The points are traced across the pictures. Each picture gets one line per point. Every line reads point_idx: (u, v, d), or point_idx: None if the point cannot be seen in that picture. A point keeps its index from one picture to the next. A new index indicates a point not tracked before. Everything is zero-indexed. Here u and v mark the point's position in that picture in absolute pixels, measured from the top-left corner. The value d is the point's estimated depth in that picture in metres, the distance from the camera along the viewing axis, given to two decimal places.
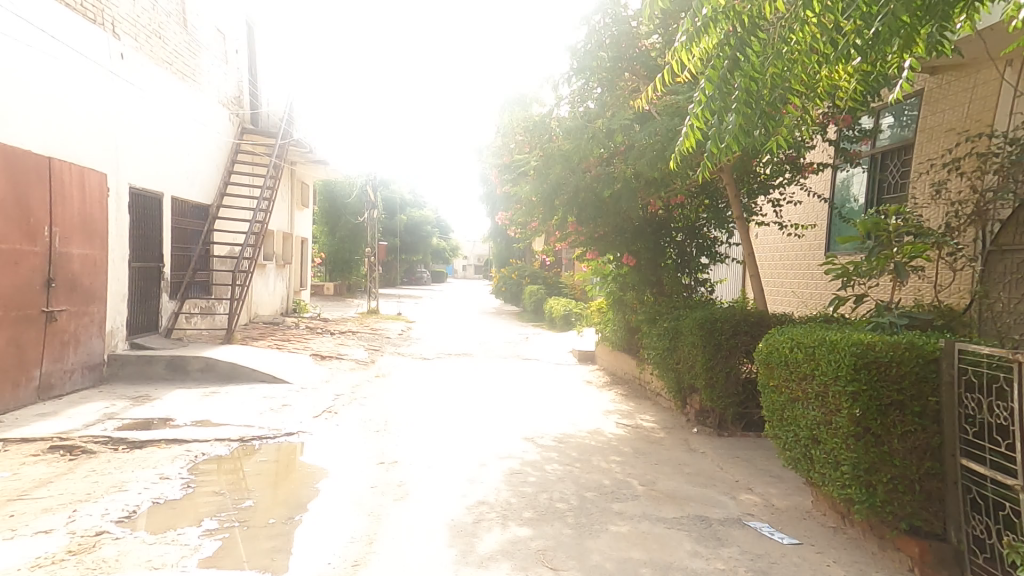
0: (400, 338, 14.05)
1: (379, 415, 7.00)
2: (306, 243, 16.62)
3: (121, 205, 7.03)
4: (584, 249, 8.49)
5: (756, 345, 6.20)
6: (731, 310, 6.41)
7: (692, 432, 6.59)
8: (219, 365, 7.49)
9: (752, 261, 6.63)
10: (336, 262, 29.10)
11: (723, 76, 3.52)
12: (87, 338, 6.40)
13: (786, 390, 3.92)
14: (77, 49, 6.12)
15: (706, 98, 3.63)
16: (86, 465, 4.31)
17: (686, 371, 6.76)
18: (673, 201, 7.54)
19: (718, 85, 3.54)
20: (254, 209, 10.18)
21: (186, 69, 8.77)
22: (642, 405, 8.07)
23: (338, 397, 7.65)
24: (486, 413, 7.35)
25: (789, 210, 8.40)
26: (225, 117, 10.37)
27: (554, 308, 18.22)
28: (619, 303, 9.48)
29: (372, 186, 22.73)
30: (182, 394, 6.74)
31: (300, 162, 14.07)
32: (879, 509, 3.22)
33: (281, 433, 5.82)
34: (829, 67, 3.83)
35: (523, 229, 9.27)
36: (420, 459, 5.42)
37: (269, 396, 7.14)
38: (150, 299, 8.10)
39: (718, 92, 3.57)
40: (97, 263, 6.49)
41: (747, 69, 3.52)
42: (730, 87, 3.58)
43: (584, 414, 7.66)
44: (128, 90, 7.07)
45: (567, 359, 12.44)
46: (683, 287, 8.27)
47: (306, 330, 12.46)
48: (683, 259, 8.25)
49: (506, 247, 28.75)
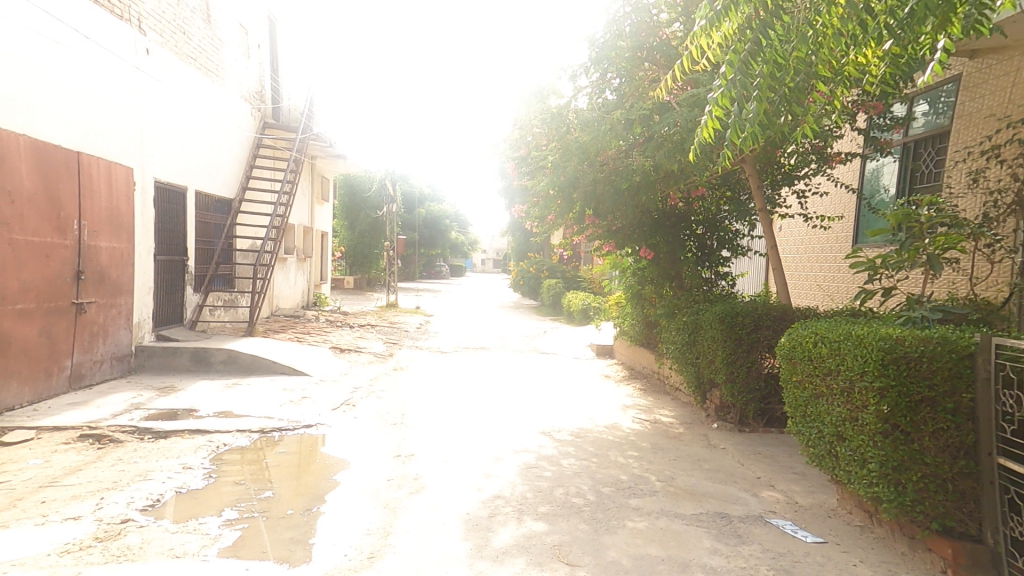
0: (418, 332, 14.14)
1: (397, 408, 7.05)
2: (326, 237, 16.82)
3: (146, 199, 7.19)
4: (602, 242, 8.40)
5: (778, 339, 6.06)
6: (753, 305, 6.28)
7: (711, 427, 6.49)
8: (241, 357, 7.64)
9: (775, 254, 6.46)
10: (355, 256, 29.38)
11: (744, 60, 3.40)
12: (115, 329, 6.57)
13: (809, 385, 3.82)
14: (105, 46, 6.25)
15: (726, 84, 3.51)
16: (114, 454, 4.43)
17: (706, 365, 6.66)
18: (694, 192, 7.39)
19: (739, 68, 3.42)
20: (274, 204, 10.31)
21: (210, 64, 8.91)
22: (660, 399, 7.98)
23: (356, 390, 7.73)
24: (503, 407, 7.34)
25: (815, 201, 8.18)
26: (248, 112, 10.53)
27: (572, 302, 18.13)
28: (638, 297, 9.36)
29: (391, 180, 22.88)
30: (205, 385, 6.89)
31: (320, 157, 14.24)
32: (909, 509, 3.10)
33: (301, 425, 5.90)
34: (859, 51, 3.70)
35: (540, 222, 9.23)
36: (437, 452, 5.43)
37: (289, 388, 7.25)
38: (175, 292, 8.29)
39: (740, 75, 3.43)
40: (123, 256, 6.64)
41: (770, 53, 3.39)
42: (752, 72, 3.44)
43: (601, 408, 7.60)
44: (153, 86, 7.21)
45: (585, 353, 12.36)
46: (704, 280, 8.11)
47: (326, 324, 12.62)
48: (704, 253, 8.10)
49: (524, 241, 28.69)
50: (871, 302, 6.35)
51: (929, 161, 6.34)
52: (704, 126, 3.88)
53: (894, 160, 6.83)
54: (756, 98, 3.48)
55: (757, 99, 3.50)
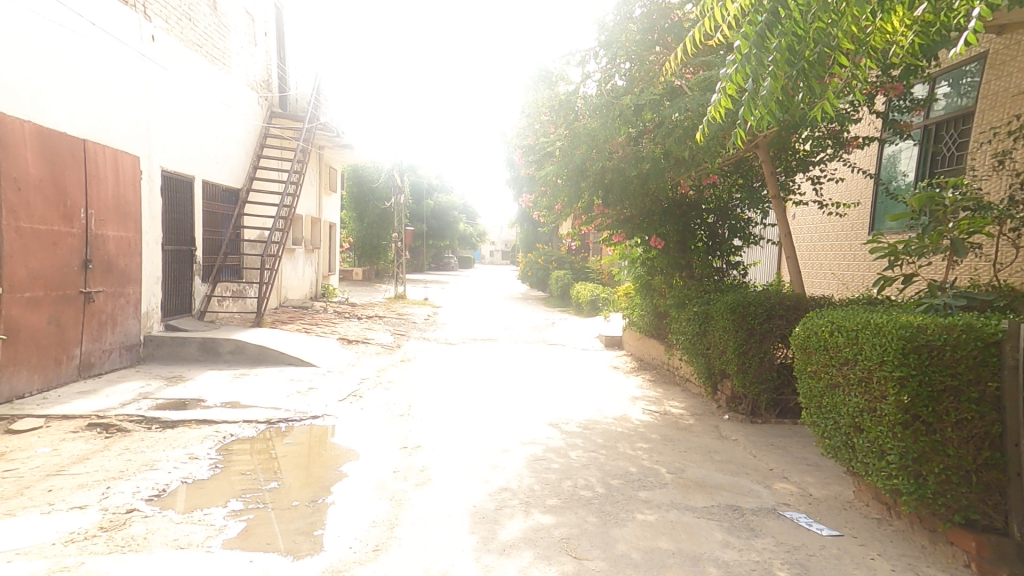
0: (426, 323, 14.12)
1: (404, 399, 7.03)
2: (333, 229, 16.82)
3: (153, 188, 7.18)
4: (612, 231, 8.28)
5: (792, 330, 5.94)
6: (765, 294, 6.16)
7: (722, 418, 6.40)
8: (249, 347, 7.66)
9: (789, 242, 6.32)
10: (363, 248, 29.40)
11: (760, 33, 3.23)
12: (124, 318, 6.59)
13: (825, 375, 3.71)
14: (110, 33, 6.21)
15: (741, 58, 3.35)
16: (121, 444, 4.43)
17: (717, 355, 6.55)
18: (706, 180, 7.25)
19: (754, 41, 3.25)
20: (282, 194, 10.29)
21: (216, 52, 8.86)
22: (670, 390, 7.90)
23: (363, 381, 7.72)
24: (510, 398, 7.30)
25: (830, 188, 7.99)
26: (255, 101, 10.49)
27: (581, 293, 18.02)
28: (648, 288, 9.24)
29: (399, 171, 22.82)
30: (213, 375, 6.90)
31: (327, 147, 14.19)
32: (930, 502, 3.00)
33: (308, 416, 5.89)
34: (884, 20, 3.53)
35: (548, 212, 9.13)
36: (444, 443, 5.40)
37: (297, 379, 7.26)
38: (183, 282, 8.30)
39: (754, 48, 3.26)
40: (130, 245, 6.64)
41: (788, 24, 3.22)
42: (769, 46, 3.27)
43: (610, 400, 7.52)
44: (159, 74, 7.18)
45: (594, 344, 12.27)
46: (715, 269, 7.97)
47: (334, 315, 12.64)
48: (715, 241, 7.96)
49: (532, 233, 28.53)
50: (889, 290, 6.21)
51: (951, 143, 6.15)
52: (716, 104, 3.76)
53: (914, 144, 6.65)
54: (772, 74, 3.33)
55: (772, 74, 3.36)
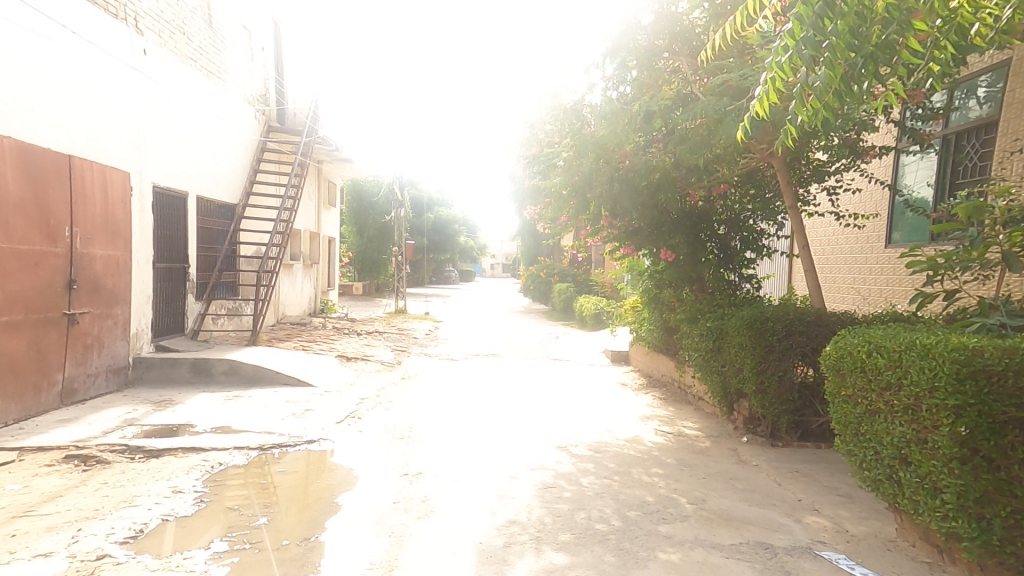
0: (427, 339, 13.80)
1: (405, 420, 6.70)
2: (333, 243, 16.59)
3: (144, 204, 6.94)
4: (620, 244, 8.01)
5: (813, 347, 5.63)
6: (783, 309, 5.90)
7: (741, 441, 6.06)
8: (244, 367, 7.37)
9: (807, 254, 6.05)
10: (364, 263, 29.19)
11: (818, 12, 2.86)
12: (111, 340, 6.29)
13: (863, 401, 3.40)
14: (99, 46, 6.01)
15: (795, 44, 3.01)
16: (99, 477, 4.11)
17: (733, 374, 6.24)
18: (717, 189, 7.00)
19: (812, 23, 2.89)
20: (279, 208, 10.06)
21: (211, 66, 8.69)
22: (683, 409, 7.56)
23: (362, 401, 7.40)
24: (516, 418, 6.98)
25: (846, 199, 7.74)
26: (252, 115, 10.32)
27: (585, 307, 17.72)
28: (656, 302, 8.95)
29: (400, 185, 22.67)
30: (204, 398, 6.59)
31: (327, 161, 14.05)
32: (996, 549, 2.71)
33: (303, 440, 5.57)
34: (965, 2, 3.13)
35: (553, 224, 8.89)
36: (447, 470, 5.07)
37: (293, 400, 6.94)
38: (176, 300, 8.02)
39: (809, 30, 2.92)
40: (119, 263, 6.37)
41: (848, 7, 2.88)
42: (826, 29, 2.93)
43: (620, 420, 7.19)
44: (151, 89, 6.98)
45: (600, 360, 11.93)
46: (727, 283, 7.69)
47: (333, 331, 12.34)
48: (726, 254, 7.70)
49: (534, 245, 28.31)
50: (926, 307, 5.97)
51: (973, 153, 5.93)
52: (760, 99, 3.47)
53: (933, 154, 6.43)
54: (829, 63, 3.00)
55: (826, 63, 3.06)
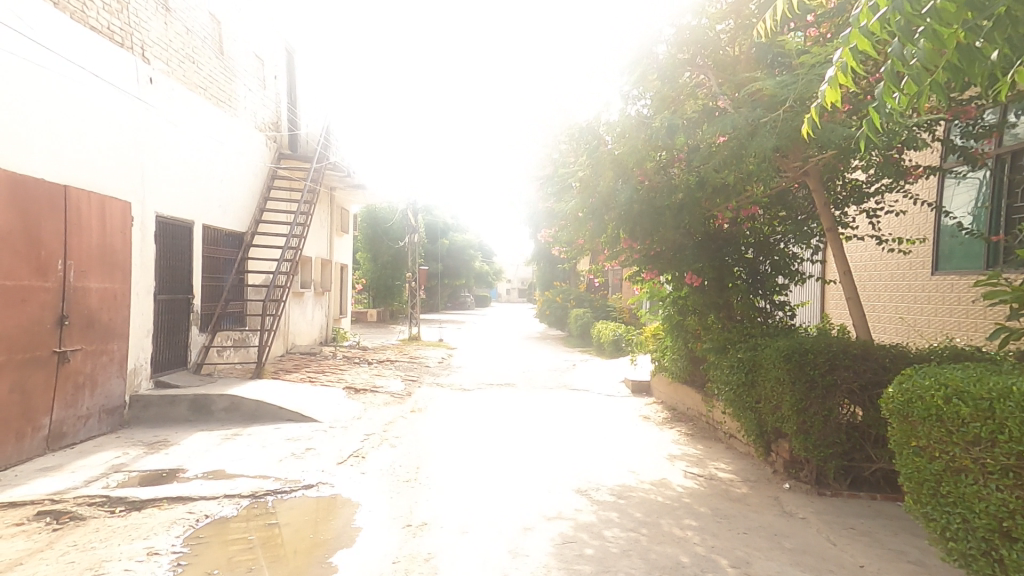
0: (439, 367, 13.35)
1: (413, 460, 6.23)
2: (346, 270, 16.44)
3: (145, 234, 6.73)
4: (640, 268, 7.56)
5: (861, 383, 5.07)
6: (826, 340, 5.40)
7: (782, 488, 5.44)
8: (245, 403, 7.03)
9: (849, 279, 5.55)
10: (378, 289, 29.07)
11: None
12: (106, 378, 6.00)
13: (944, 455, 2.86)
14: (102, 76, 5.89)
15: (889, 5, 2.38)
16: (68, 538, 3.71)
17: (770, 411, 5.69)
18: (745, 210, 6.58)
19: None
20: (288, 235, 9.86)
21: (221, 95, 8.62)
22: (712, 448, 6.96)
23: (368, 438, 6.96)
24: (532, 456, 6.46)
25: (889, 220, 7.23)
26: (263, 143, 10.25)
27: (603, 333, 17.16)
28: (680, 329, 8.44)
29: (414, 212, 22.59)
30: (201, 437, 6.23)
31: (339, 188, 13.99)
32: None
33: (300, 485, 5.11)
34: None
35: (569, 248, 8.51)
36: (455, 521, 4.56)
37: (294, 439, 6.53)
38: (178, 333, 7.76)
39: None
40: (116, 296, 6.11)
41: None
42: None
43: (645, 459, 6.62)
44: (157, 119, 6.87)
45: (620, 390, 11.34)
46: (757, 310, 7.15)
47: (342, 361, 11.99)
48: (755, 279, 7.23)
49: (550, 270, 27.90)
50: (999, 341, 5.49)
51: None
52: (836, 74, 2.84)
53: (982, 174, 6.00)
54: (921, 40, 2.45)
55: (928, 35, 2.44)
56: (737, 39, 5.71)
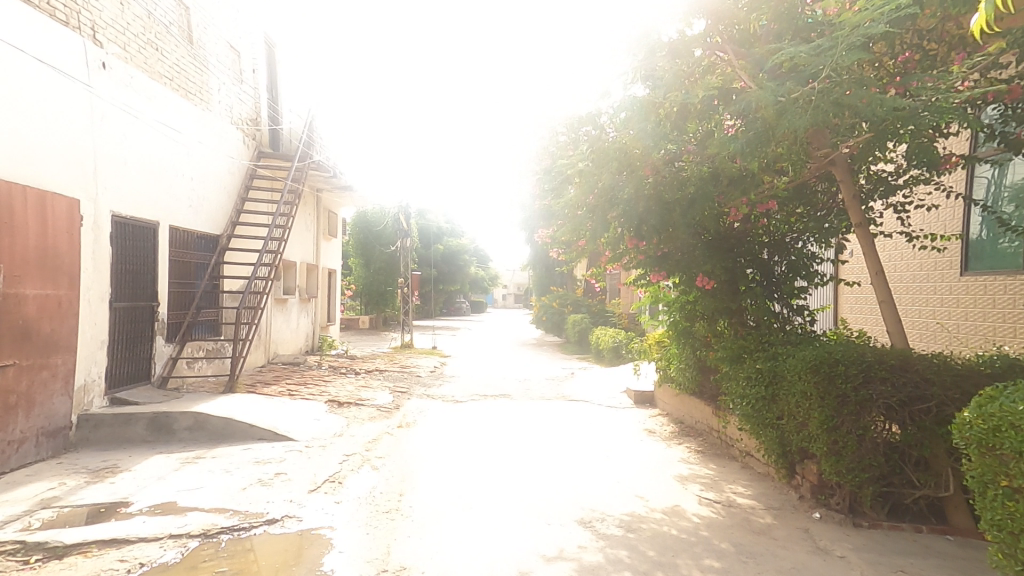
0: (431, 377, 12.67)
1: (395, 484, 5.55)
2: (333, 275, 15.78)
3: (99, 236, 6.11)
4: (646, 270, 6.94)
5: (901, 398, 4.43)
6: (857, 351, 4.81)
7: (811, 516, 4.82)
8: (211, 421, 6.37)
9: (883, 280, 4.96)
10: (370, 296, 28.33)
11: None
12: (47, 396, 5.37)
13: None
14: (41, 58, 5.28)
15: None
16: None
17: (793, 429, 5.08)
18: (761, 205, 6.00)
19: None
20: (265, 238, 9.22)
21: (191, 86, 8.03)
22: (727, 467, 6.33)
23: (347, 458, 6.28)
24: (528, 478, 5.80)
25: (917, 216, 6.66)
26: (240, 139, 9.64)
27: (602, 339, 16.54)
28: (687, 335, 7.85)
29: (405, 215, 21.97)
30: (158, 461, 5.56)
31: (326, 189, 13.39)
32: None
33: (262, 520, 4.37)
34: None
35: (567, 248, 7.89)
36: (438, 564, 3.89)
37: (263, 461, 5.85)
38: (141, 343, 7.09)
39: None
40: (61, 303, 5.50)
41: None
42: None
43: (653, 481, 5.98)
44: (112, 109, 6.26)
45: (621, 401, 10.70)
46: (773, 315, 6.57)
47: (327, 372, 11.27)
48: (769, 282, 6.65)
49: (546, 275, 27.27)
50: None
51: None
52: None
53: (991, 171, 5.82)
54: None
55: None
56: (751, 14, 5.16)
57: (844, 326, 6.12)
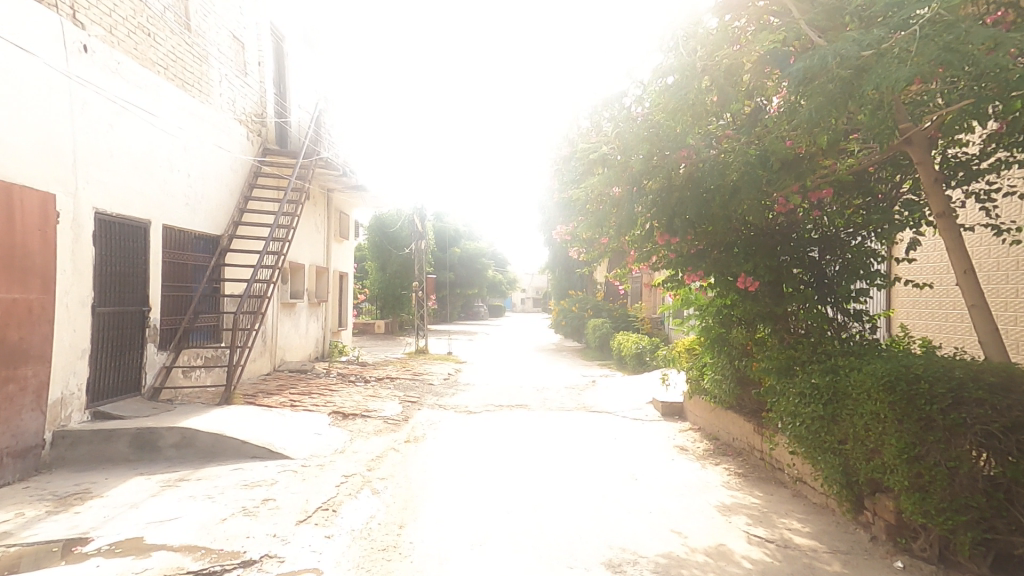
0: (444, 385, 12.04)
1: (398, 513, 4.88)
2: (345, 279, 15.31)
3: (79, 234, 5.63)
4: (678, 270, 6.27)
5: (1008, 423, 3.55)
6: (943, 367, 4.00)
7: (890, 566, 4.00)
8: (199, 438, 5.83)
9: (974, 281, 4.17)
10: (387, 300, 27.94)
11: None
12: (15, 412, 4.87)
13: None
14: (12, 38, 4.81)
15: None
16: None
17: (861, 457, 4.30)
18: (815, 193, 5.25)
19: None
20: (268, 238, 8.71)
21: (188, 76, 7.57)
22: (775, 496, 5.53)
23: (346, 480, 5.65)
24: (547, 508, 5.08)
25: (1007, 205, 5.74)
26: (244, 135, 9.19)
27: (625, 345, 15.77)
28: (723, 342, 7.13)
29: (420, 217, 21.49)
30: (135, 484, 5.01)
31: (336, 188, 12.91)
32: None
33: (236, 563, 3.75)
34: None
35: (591, 247, 7.19)
36: None
37: (251, 484, 5.26)
38: (130, 352, 6.61)
39: None
40: (31, 309, 5.02)
41: None
42: None
43: (690, 513, 5.19)
44: (95, 97, 5.79)
45: (647, 412, 9.92)
46: (827, 322, 5.70)
47: (334, 380, 10.71)
48: (819, 284, 5.85)
49: (566, 278, 26.49)
50: None
51: None
52: None
53: None
54: None
55: None
56: None
57: (906, 334, 5.25)
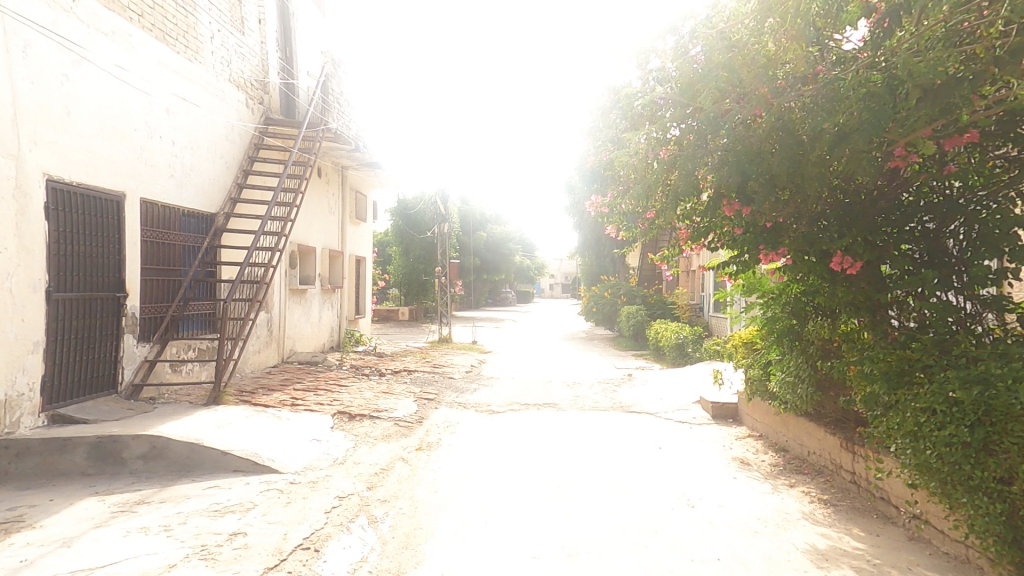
0: (466, 379, 11.00)
1: (394, 556, 3.82)
2: (362, 264, 14.40)
3: (26, 204, 4.74)
4: (747, 251, 4.98)
5: None
6: None
7: None
8: (170, 448, 4.93)
9: None
10: (410, 287, 27.12)
11: None
12: None
13: None
14: None
15: None
16: None
17: None
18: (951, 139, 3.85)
19: None
20: (266, 216, 7.74)
21: (169, 28, 6.61)
22: (884, 540, 4.24)
23: (339, 504, 4.63)
24: (585, 553, 3.94)
25: None
26: (242, 102, 8.23)
27: (663, 335, 14.43)
28: (796, 337, 5.79)
29: (443, 199, 20.44)
30: (83, 508, 4.12)
31: (349, 165, 11.89)
32: None
33: None
34: None
35: (633, 221, 5.94)
36: None
37: (221, 509, 4.30)
38: (103, 345, 5.77)
39: None
40: None
41: None
42: None
43: (772, 560, 3.96)
44: (43, 40, 4.87)
45: (696, 413, 8.66)
46: (953, 312, 4.26)
47: (346, 373, 9.81)
48: (938, 262, 4.39)
49: (596, 263, 25.05)
50: None
51: None
52: None
53: None
54: None
55: None
56: None
57: None
